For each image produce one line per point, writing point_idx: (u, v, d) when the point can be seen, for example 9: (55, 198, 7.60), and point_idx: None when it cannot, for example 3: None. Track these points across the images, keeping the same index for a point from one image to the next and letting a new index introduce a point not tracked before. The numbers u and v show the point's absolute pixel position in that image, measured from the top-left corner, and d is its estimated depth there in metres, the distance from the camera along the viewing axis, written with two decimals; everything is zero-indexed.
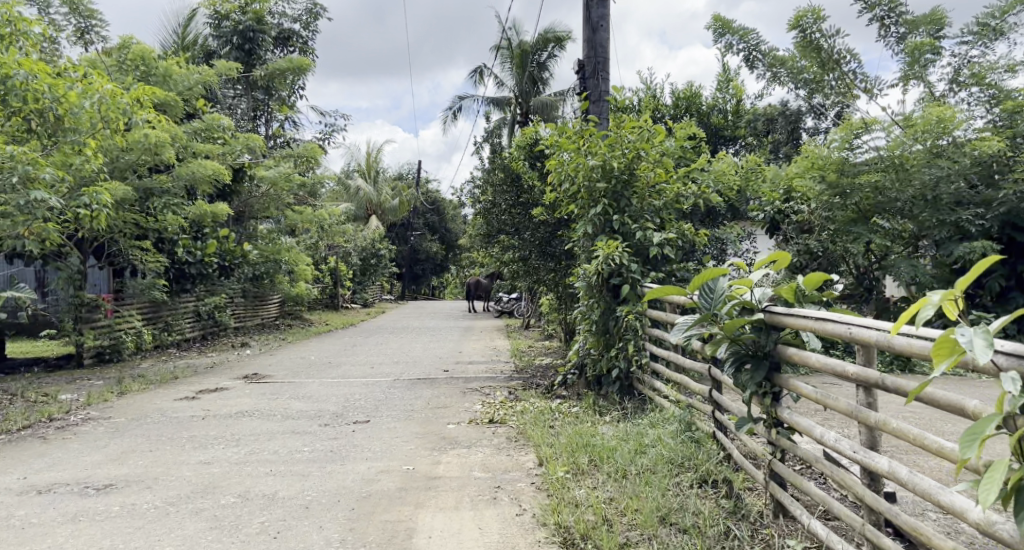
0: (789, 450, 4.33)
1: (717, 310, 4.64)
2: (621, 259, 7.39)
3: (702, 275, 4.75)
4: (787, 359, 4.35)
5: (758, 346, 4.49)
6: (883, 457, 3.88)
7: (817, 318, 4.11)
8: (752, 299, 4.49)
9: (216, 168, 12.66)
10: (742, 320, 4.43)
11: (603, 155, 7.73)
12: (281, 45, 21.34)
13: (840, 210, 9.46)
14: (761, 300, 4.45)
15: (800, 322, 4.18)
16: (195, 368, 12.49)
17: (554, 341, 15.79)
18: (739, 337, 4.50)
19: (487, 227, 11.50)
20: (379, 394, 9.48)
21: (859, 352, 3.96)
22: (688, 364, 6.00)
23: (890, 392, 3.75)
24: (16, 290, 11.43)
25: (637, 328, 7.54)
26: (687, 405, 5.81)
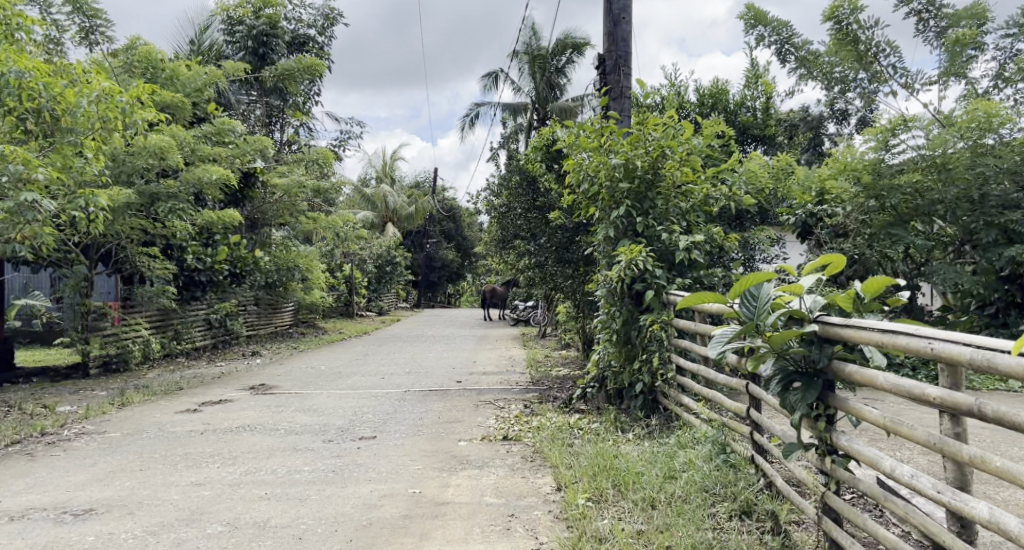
0: (851, 484, 3.91)
1: (761, 322, 4.20)
2: (645, 264, 6.91)
3: (742, 282, 4.28)
4: (845, 378, 3.96)
5: (809, 361, 4.10)
6: (981, 502, 3.48)
7: (887, 333, 3.73)
8: (802, 308, 4.08)
9: (223, 172, 12.14)
10: (793, 333, 4.01)
11: (626, 153, 7.27)
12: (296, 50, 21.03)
13: (878, 213, 9.06)
14: (814, 309, 4.05)
15: (864, 336, 3.80)
16: (202, 378, 12.08)
17: (572, 350, 15.30)
18: (787, 351, 4.12)
19: (503, 232, 11.07)
20: (389, 407, 9.04)
21: (942, 373, 3.59)
22: (721, 378, 5.55)
23: (990, 421, 3.38)
24: (31, 298, 11.09)
25: (662, 339, 7.04)
26: (720, 424, 5.35)
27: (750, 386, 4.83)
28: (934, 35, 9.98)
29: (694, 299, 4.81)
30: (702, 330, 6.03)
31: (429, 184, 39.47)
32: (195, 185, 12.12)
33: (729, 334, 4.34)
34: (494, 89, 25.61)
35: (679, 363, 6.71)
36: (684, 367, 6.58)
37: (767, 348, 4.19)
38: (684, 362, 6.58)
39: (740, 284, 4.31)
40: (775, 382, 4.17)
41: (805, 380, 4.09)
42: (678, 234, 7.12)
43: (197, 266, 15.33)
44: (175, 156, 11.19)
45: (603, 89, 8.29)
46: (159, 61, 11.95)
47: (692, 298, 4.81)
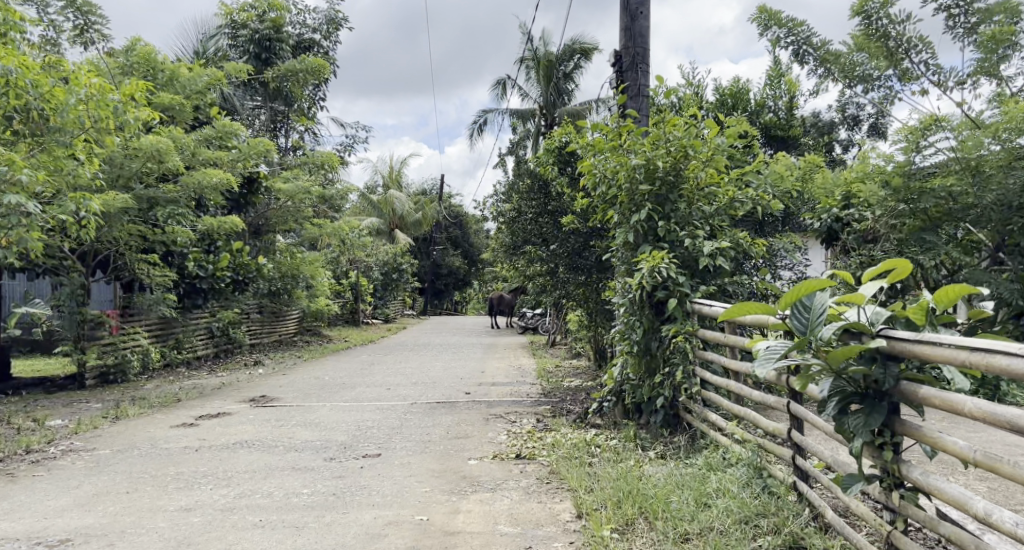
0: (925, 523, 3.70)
1: (815, 335, 4.00)
2: (669, 271, 6.50)
3: (794, 291, 4.10)
4: (920, 400, 3.71)
5: (870, 381, 3.87)
6: None
7: (974, 354, 3.45)
8: (864, 320, 3.89)
9: (223, 177, 11.71)
10: (856, 348, 3.81)
11: (646, 153, 6.86)
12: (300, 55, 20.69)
13: (908, 217, 8.52)
14: (877, 321, 3.85)
15: (948, 357, 3.53)
16: (202, 389, 11.69)
17: (583, 360, 14.87)
18: (847, 369, 3.90)
19: (512, 237, 10.67)
20: (394, 421, 8.65)
21: None
22: (754, 395, 5.20)
23: None
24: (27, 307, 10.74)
25: (685, 351, 6.58)
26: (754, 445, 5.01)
27: (791, 405, 4.52)
28: (964, 31, 9.53)
29: (737, 312, 4.66)
30: (733, 342, 5.66)
31: (435, 191, 39.08)
32: (194, 191, 11.72)
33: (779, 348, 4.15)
34: (501, 95, 25.25)
35: (703, 377, 6.32)
36: (710, 381, 6.20)
37: (823, 365, 3.99)
38: (709, 375, 6.21)
39: (792, 293, 4.12)
40: (833, 403, 3.97)
41: (867, 403, 3.88)
42: (703, 238, 6.70)
43: (199, 273, 14.93)
44: (174, 161, 10.83)
45: (619, 87, 7.88)
46: (158, 63, 11.61)
47: (736, 308, 4.65)
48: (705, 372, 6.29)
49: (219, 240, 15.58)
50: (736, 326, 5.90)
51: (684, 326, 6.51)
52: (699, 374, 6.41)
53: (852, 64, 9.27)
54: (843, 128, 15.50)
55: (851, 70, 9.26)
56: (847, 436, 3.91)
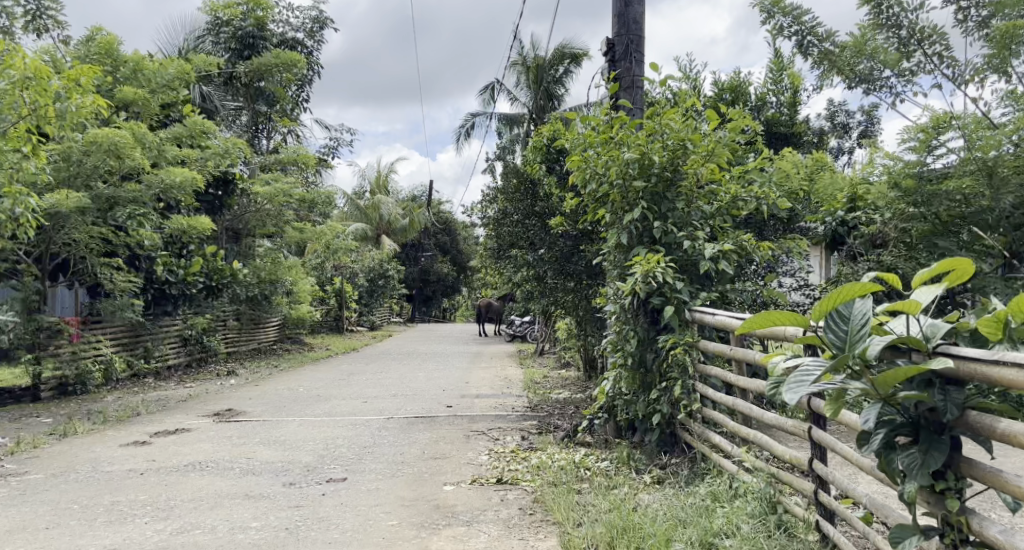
0: None
1: (855, 351, 3.53)
2: (665, 276, 5.88)
3: (830, 298, 3.65)
4: (997, 438, 3.24)
5: (933, 413, 3.41)
6: None
7: None
8: (919, 335, 3.43)
9: (189, 176, 11.02)
10: (915, 367, 3.33)
11: (641, 147, 6.21)
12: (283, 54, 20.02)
13: (918, 220, 7.70)
14: (935, 336, 3.39)
15: None
16: (166, 401, 11.01)
17: (572, 371, 14.23)
18: (899, 394, 3.42)
19: (498, 240, 10.04)
20: (368, 437, 8.01)
21: None
22: (767, 415, 4.57)
23: None
24: None
25: (685, 363, 5.89)
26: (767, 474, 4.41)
27: (815, 432, 3.96)
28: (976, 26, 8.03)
29: (751, 325, 4.08)
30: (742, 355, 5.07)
31: (424, 197, 38.40)
32: (160, 190, 11.03)
33: (813, 368, 3.62)
34: (490, 100, 24.67)
35: (702, 391, 5.75)
36: (710, 397, 5.63)
37: (868, 388, 3.48)
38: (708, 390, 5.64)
39: (827, 302, 3.67)
40: (879, 436, 3.50)
41: (922, 441, 3.41)
42: (703, 240, 6.08)
43: (169, 278, 14.20)
44: (135, 157, 10.21)
45: (612, 77, 7.25)
46: (119, 54, 11.03)
47: (749, 321, 4.05)
48: (704, 386, 5.72)
49: (192, 245, 14.92)
50: (742, 337, 5.34)
51: (681, 337, 5.90)
52: (698, 389, 5.80)
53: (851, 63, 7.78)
54: (844, 132, 14.93)
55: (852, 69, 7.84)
56: (897, 476, 3.43)
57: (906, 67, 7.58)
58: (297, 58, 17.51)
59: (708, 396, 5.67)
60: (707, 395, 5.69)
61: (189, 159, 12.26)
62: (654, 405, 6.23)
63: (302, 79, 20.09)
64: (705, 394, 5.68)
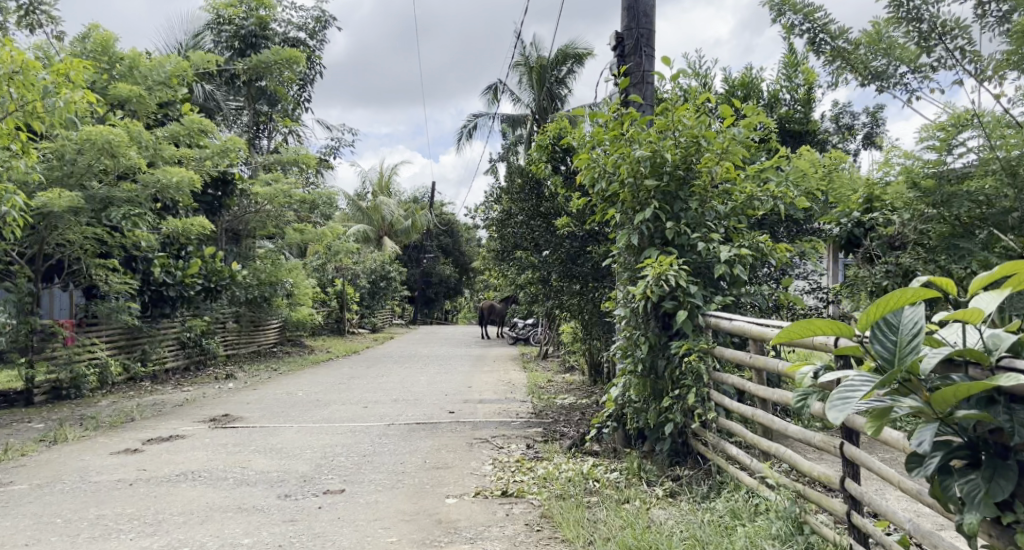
0: None
1: (909, 364, 3.39)
2: (678, 279, 5.60)
3: (879, 306, 3.48)
4: None
5: (1000, 436, 3.28)
6: None
7: None
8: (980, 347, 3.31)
9: (185, 175, 10.74)
10: (982, 385, 3.19)
11: (653, 144, 5.94)
12: None
13: (937, 221, 7.32)
14: (999, 348, 3.28)
15: None
16: (162, 406, 10.75)
17: (577, 375, 13.96)
18: (962, 414, 3.28)
19: (502, 241, 9.78)
20: (368, 445, 7.76)
21: None
22: (791, 428, 4.36)
23: None
24: None
25: (699, 371, 5.61)
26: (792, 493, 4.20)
27: (847, 448, 3.81)
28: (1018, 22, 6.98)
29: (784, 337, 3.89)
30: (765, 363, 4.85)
31: (427, 199, 38.14)
32: (155, 190, 10.76)
33: (857, 385, 3.45)
34: (493, 101, 24.41)
35: (718, 401, 5.49)
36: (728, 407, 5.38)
37: (926, 406, 3.34)
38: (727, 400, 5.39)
39: (874, 309, 3.51)
40: (935, 459, 3.36)
41: (981, 466, 3.29)
42: (719, 242, 5.81)
43: (166, 280, 13.92)
44: (128, 155, 9.96)
45: (620, 72, 6.98)
46: (115, 50, 10.76)
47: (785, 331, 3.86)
48: (721, 395, 5.47)
49: (191, 246, 14.66)
50: (760, 341, 5.09)
51: (696, 343, 5.63)
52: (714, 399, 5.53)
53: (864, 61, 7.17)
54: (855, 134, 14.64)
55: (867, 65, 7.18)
56: (956, 504, 3.31)
57: (923, 63, 6.82)
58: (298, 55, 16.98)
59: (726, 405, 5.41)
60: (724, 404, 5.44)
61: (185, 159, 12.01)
62: (666, 413, 5.97)
63: (303, 79, 19.83)
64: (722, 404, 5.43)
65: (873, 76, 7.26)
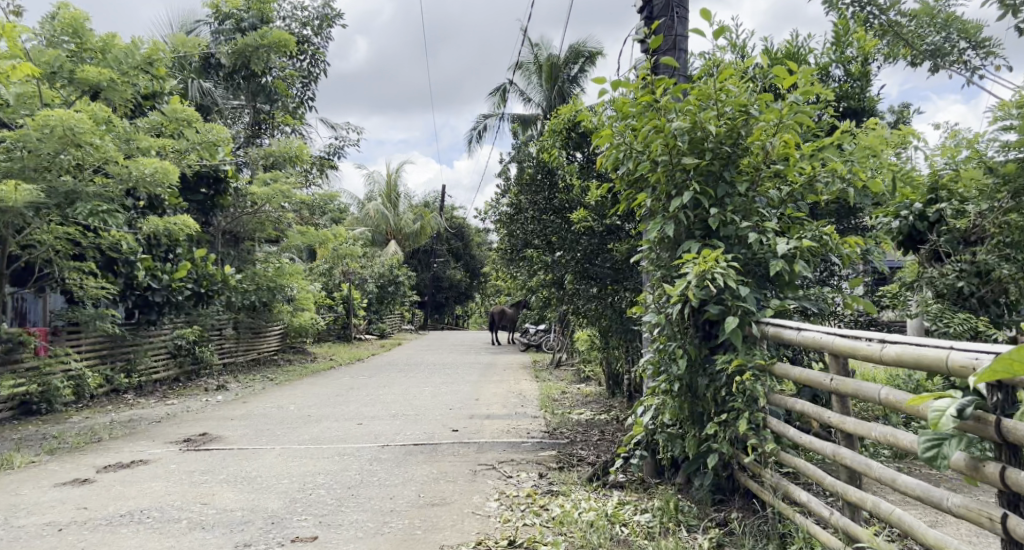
0: None
1: None
2: (726, 279, 4.50)
3: None
4: None
5: None
6: None
7: None
8: None
9: (164, 168, 9.64)
10: None
11: (693, 115, 4.88)
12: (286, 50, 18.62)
13: (1019, 213, 6.26)
14: None
15: None
16: (139, 423, 9.75)
17: (594, 387, 12.87)
18: None
19: (512, 240, 8.75)
20: (357, 472, 6.77)
21: None
22: (907, 483, 3.57)
23: None
24: None
25: (754, 395, 4.49)
26: None
27: (1013, 524, 3.20)
28: None
29: (989, 375, 3.15)
30: (858, 391, 3.88)
31: (437, 203, 37.06)
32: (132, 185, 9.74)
33: None
34: (502, 101, 23.37)
35: (782, 432, 4.38)
36: (797, 439, 4.29)
37: None
38: (796, 432, 4.29)
39: None
40: None
41: None
42: (773, 233, 4.73)
43: (151, 284, 12.78)
44: (96, 145, 8.96)
45: (650, 33, 5.87)
46: (87, 31, 9.73)
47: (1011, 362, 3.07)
48: (785, 425, 4.37)
49: (180, 247, 13.57)
50: (838, 357, 4.04)
51: (751, 358, 4.53)
52: (777, 430, 4.42)
53: (918, 38, 6.95)
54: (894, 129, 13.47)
55: (921, 44, 6.90)
56: None
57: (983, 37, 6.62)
58: (287, 41, 16.09)
59: (793, 438, 4.31)
60: (788, 435, 4.34)
61: (164, 151, 11.05)
62: (710, 443, 4.94)
63: (306, 75, 18.80)
64: (788, 436, 4.33)
65: (926, 52, 6.91)
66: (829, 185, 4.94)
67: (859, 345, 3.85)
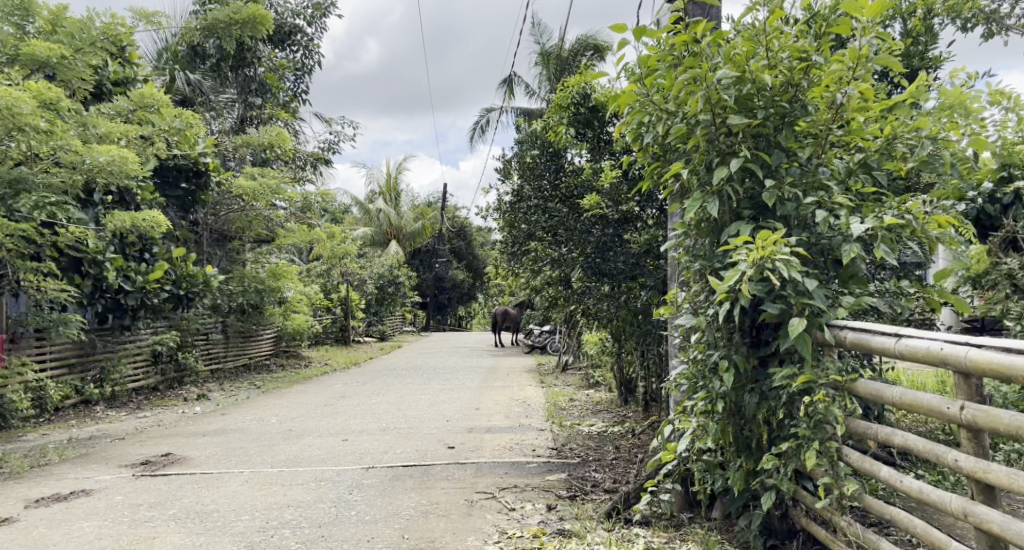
0: None
1: None
2: (789, 270, 3.46)
3: None
4: None
5: None
6: None
7: None
8: None
9: (125, 154, 8.95)
10: None
11: (740, 61, 3.80)
12: (281, 44, 17.15)
13: None
14: None
15: None
16: (99, 441, 8.75)
17: (605, 393, 11.84)
18: None
19: (515, 231, 7.71)
20: (330, 503, 5.79)
21: None
22: None
23: None
24: None
25: (832, 422, 3.44)
26: None
27: None
28: None
29: None
30: (1012, 428, 2.88)
31: (440, 202, 35.96)
32: (105, 176, 9.08)
33: None
34: (507, 93, 22.29)
35: (871, 472, 3.39)
36: (895, 484, 3.30)
37: None
38: (894, 473, 3.30)
39: None
40: None
41: None
42: (844, 211, 3.67)
43: (123, 287, 11.53)
44: (42, 128, 8.06)
45: None
46: (36, 4, 8.86)
47: None
48: (875, 463, 3.38)
49: (156, 245, 12.23)
50: (969, 378, 3.04)
51: (821, 374, 3.51)
52: (861, 469, 3.42)
53: None
54: None
55: None
56: None
57: None
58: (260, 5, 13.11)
59: (889, 481, 3.33)
60: (879, 475, 3.35)
61: (125, 136, 10.08)
62: (762, 477, 3.93)
63: (298, 67, 17.68)
64: (880, 477, 3.34)
65: None
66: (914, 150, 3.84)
67: (1016, 362, 2.83)
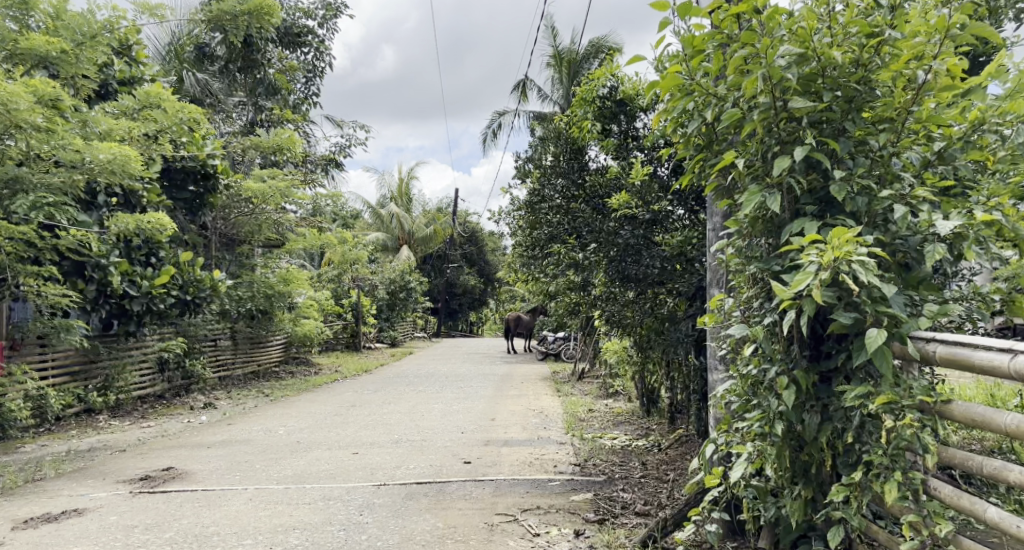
0: None
1: None
2: (866, 272, 3.02)
3: None
4: None
5: None
6: None
7: None
8: None
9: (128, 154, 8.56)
10: None
11: (804, 36, 3.36)
12: (292, 46, 16.78)
13: None
14: None
15: None
16: (99, 453, 8.36)
17: (625, 404, 11.37)
18: None
19: (534, 232, 7.26)
20: (338, 525, 5.35)
21: None
22: None
23: None
24: None
25: (923, 451, 3.00)
26: None
27: None
28: None
29: None
30: None
31: (451, 207, 35.55)
32: (108, 175, 8.68)
33: None
34: (520, 97, 21.86)
35: (973, 511, 2.95)
36: (1005, 527, 2.86)
37: None
38: (1004, 515, 2.86)
39: None
40: None
41: None
42: (925, 207, 3.23)
43: (126, 292, 11.09)
44: (39, 125, 7.69)
45: None
46: None
47: None
48: (977, 501, 2.94)
49: (163, 249, 11.81)
50: None
51: (903, 394, 3.06)
52: (959, 508, 2.97)
53: None
54: None
55: None
56: None
57: None
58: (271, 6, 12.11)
59: (996, 523, 2.88)
60: (984, 516, 2.91)
61: (128, 135, 9.72)
62: (826, 508, 3.47)
63: (309, 69, 17.32)
64: (986, 519, 2.90)
65: None
66: (1002, 138, 3.37)
67: None
